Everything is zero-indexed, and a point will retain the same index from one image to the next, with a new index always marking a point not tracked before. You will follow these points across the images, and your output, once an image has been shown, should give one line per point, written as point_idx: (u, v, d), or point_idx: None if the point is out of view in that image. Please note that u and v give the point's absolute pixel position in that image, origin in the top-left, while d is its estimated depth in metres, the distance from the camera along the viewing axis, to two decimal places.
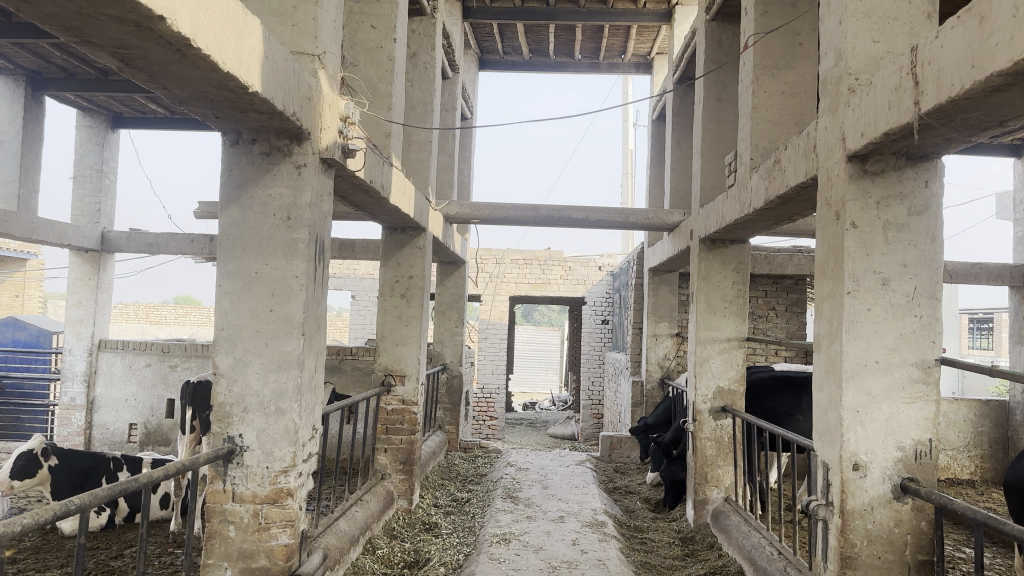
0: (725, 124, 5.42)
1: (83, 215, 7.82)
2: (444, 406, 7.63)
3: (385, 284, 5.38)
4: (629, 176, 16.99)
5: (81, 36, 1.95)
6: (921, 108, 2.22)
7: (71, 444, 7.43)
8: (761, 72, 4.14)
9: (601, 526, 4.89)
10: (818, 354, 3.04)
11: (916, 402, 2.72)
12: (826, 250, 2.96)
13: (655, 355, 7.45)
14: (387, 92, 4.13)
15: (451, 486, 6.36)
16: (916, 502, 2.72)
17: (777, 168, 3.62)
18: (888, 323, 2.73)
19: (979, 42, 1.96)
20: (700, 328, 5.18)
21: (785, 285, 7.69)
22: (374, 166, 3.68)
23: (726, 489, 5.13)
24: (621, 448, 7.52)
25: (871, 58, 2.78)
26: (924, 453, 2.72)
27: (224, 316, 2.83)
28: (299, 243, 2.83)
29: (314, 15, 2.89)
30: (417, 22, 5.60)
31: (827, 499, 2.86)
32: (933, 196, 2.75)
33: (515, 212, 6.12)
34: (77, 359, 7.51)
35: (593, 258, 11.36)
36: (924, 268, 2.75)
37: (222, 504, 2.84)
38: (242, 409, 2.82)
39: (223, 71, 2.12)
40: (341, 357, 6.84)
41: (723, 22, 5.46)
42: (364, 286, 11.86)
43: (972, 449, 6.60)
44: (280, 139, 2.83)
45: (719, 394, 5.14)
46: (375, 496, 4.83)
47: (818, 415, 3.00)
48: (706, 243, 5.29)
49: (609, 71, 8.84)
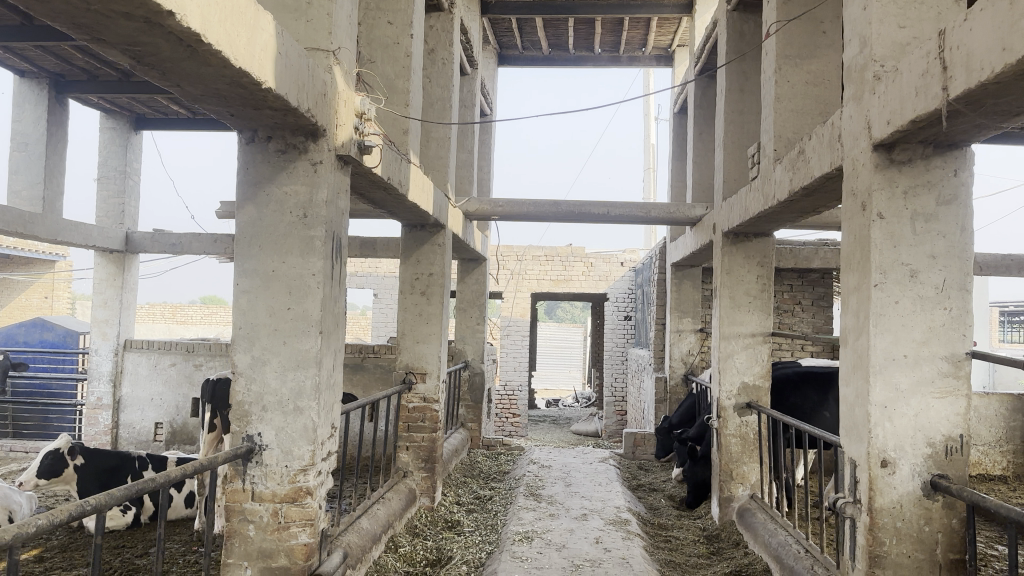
0: (747, 116, 5.33)
1: (107, 217, 7.90)
2: (466, 404, 7.61)
3: (405, 281, 5.36)
4: (651, 170, 16.84)
5: (92, 34, 1.95)
6: (949, 93, 2.15)
7: (98, 444, 7.51)
8: (784, 62, 4.07)
9: (625, 524, 4.85)
10: (844, 348, 2.97)
11: (946, 397, 2.64)
12: (852, 243, 2.90)
13: (678, 351, 7.37)
14: (404, 89, 4.10)
15: (473, 483, 6.34)
16: (947, 500, 2.64)
17: (801, 158, 3.55)
18: (917, 316, 2.66)
19: (1009, 24, 1.89)
20: (724, 323, 5.11)
21: (811, 279, 7.58)
22: (392, 163, 3.65)
23: (752, 486, 5.06)
24: (645, 445, 7.46)
25: (897, 44, 2.71)
26: (955, 450, 2.64)
27: (242, 314, 2.83)
28: (316, 240, 2.81)
29: (329, 11, 2.88)
30: (435, 18, 5.58)
31: (855, 497, 2.80)
32: (962, 185, 2.66)
33: (535, 209, 6.07)
34: (103, 358, 7.57)
35: (615, 253, 11.28)
36: (954, 258, 2.67)
37: (242, 503, 2.83)
38: (261, 407, 2.81)
39: (235, 66, 2.11)
40: (363, 355, 6.84)
41: (745, 12, 5.36)
42: (386, 284, 11.87)
43: (1004, 444, 6.47)
44: (296, 136, 2.82)
45: (744, 390, 5.07)
46: (396, 494, 4.81)
47: (845, 411, 2.94)
48: (729, 237, 5.22)
49: (629, 64, 8.77)
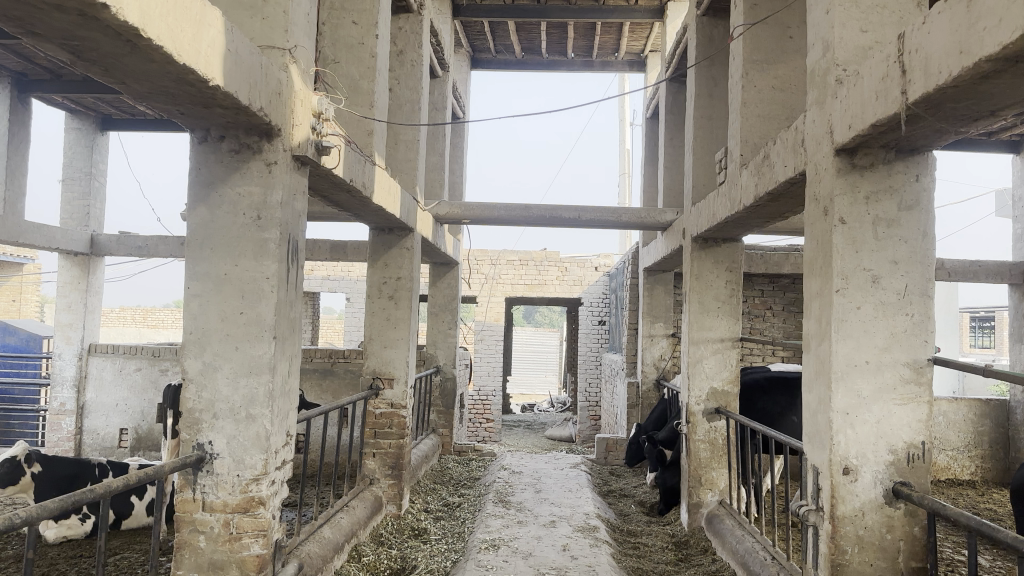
0: (717, 121, 5.32)
1: (72, 219, 7.74)
2: (438, 409, 7.54)
3: (373, 286, 5.28)
4: (627, 176, 16.86)
5: (26, 27, 1.87)
6: (908, 97, 2.13)
7: (61, 450, 7.34)
8: (752, 66, 4.05)
9: (593, 531, 4.80)
10: (808, 354, 2.94)
11: (908, 403, 2.62)
12: (815, 248, 2.88)
13: (650, 356, 7.36)
14: (368, 90, 4.03)
15: (443, 490, 6.27)
16: (909, 508, 2.63)
17: (767, 163, 3.53)
18: (879, 322, 2.64)
19: (967, 27, 1.86)
20: (693, 329, 5.09)
21: (782, 285, 7.60)
22: (354, 164, 3.58)
23: (720, 492, 5.04)
24: (617, 450, 7.43)
25: (859, 48, 2.69)
26: (916, 456, 2.63)
27: (194, 319, 2.75)
28: (269, 243, 2.74)
29: (285, 8, 2.81)
30: (404, 19, 5.51)
31: (818, 504, 2.77)
32: (924, 190, 2.65)
33: (506, 212, 6.01)
34: (67, 363, 7.42)
35: (590, 258, 11.29)
36: (916, 264, 2.65)
37: (192, 513, 2.75)
38: (212, 415, 2.73)
39: (179, 63, 2.04)
40: (332, 360, 6.74)
41: (715, 16, 5.37)
42: (359, 288, 11.78)
43: (972, 449, 6.51)
44: (250, 136, 2.75)
45: (713, 396, 5.05)
46: (361, 502, 4.73)
47: (807, 417, 2.91)
48: (698, 242, 5.19)
49: (602, 69, 8.76)
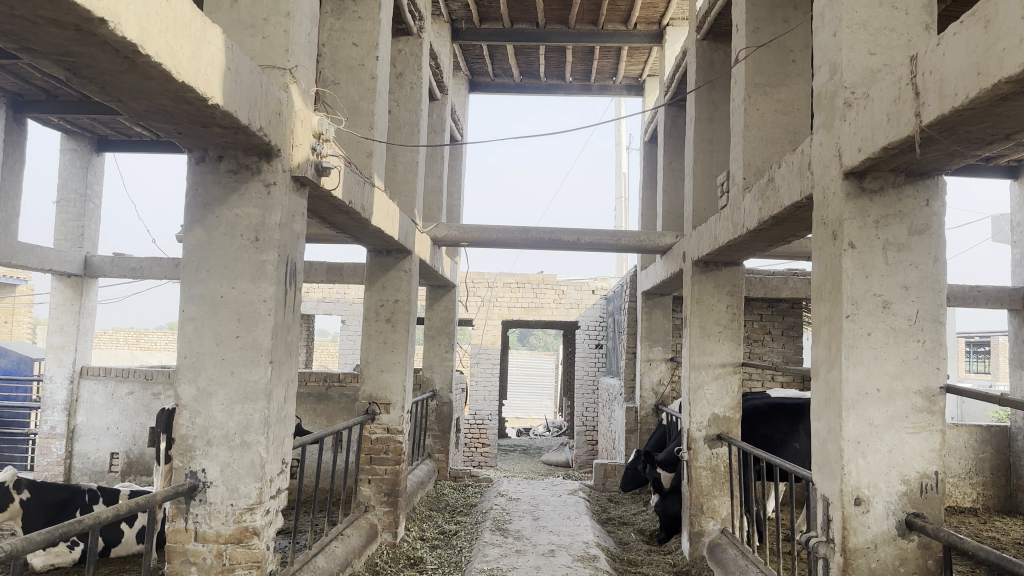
0: (717, 144, 5.30)
1: (65, 240, 7.66)
2: (433, 434, 7.42)
3: (370, 309, 5.21)
4: (623, 200, 16.86)
5: (20, 42, 1.81)
6: (922, 119, 2.09)
7: (50, 475, 7.20)
8: (754, 90, 4.03)
9: (593, 560, 4.70)
10: (816, 381, 2.88)
11: (921, 432, 2.56)
12: (823, 273, 2.83)
13: (649, 381, 7.28)
14: (368, 111, 3.99)
15: (439, 518, 6.16)
16: (923, 540, 2.55)
17: (771, 186, 3.49)
18: (890, 349, 2.58)
19: (985, 48, 1.83)
20: (694, 353, 5.03)
21: (781, 309, 7.55)
22: (353, 187, 3.53)
23: (722, 520, 4.95)
24: (615, 476, 7.33)
25: (867, 71, 2.66)
26: (929, 487, 2.56)
27: (189, 342, 2.68)
28: (267, 265, 2.68)
29: (286, 28, 2.78)
30: (404, 42, 5.51)
31: (828, 535, 2.69)
32: (934, 215, 2.61)
33: (504, 235, 5.94)
34: (58, 386, 7.32)
35: (587, 281, 11.23)
36: (926, 290, 2.61)
37: (184, 543, 2.66)
38: (205, 441, 2.66)
39: (178, 81, 1.99)
40: (327, 383, 6.66)
41: (715, 40, 5.38)
42: (354, 311, 11.70)
43: (974, 476, 6.42)
44: (249, 156, 2.70)
45: (714, 422, 4.98)
46: (356, 530, 4.63)
47: (817, 446, 2.84)
48: (699, 265, 5.14)
49: (600, 93, 8.78)
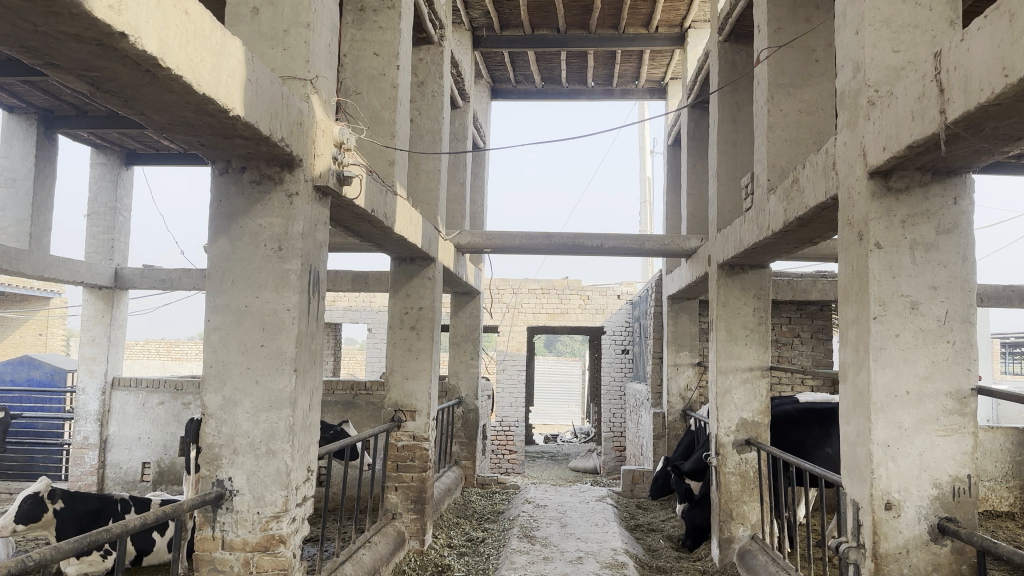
0: (741, 146, 5.26)
1: (96, 252, 7.80)
2: (460, 441, 7.41)
3: (394, 317, 5.23)
4: (648, 204, 16.78)
5: (45, 59, 1.84)
6: (947, 116, 2.06)
7: (84, 485, 7.30)
8: (777, 90, 4.01)
9: (621, 567, 4.66)
10: (845, 384, 2.83)
11: (952, 435, 2.51)
12: (850, 274, 2.79)
13: (676, 386, 7.23)
14: (390, 120, 4.01)
15: (466, 525, 6.16)
16: (956, 545, 2.49)
17: (795, 187, 3.45)
18: (919, 350, 2.54)
19: (1010, 42, 1.79)
20: (721, 358, 4.98)
21: (809, 311, 7.46)
22: (376, 195, 3.55)
23: (752, 526, 4.88)
24: (643, 482, 7.27)
25: (891, 69, 2.62)
26: (962, 491, 2.50)
27: (214, 351, 2.72)
28: (291, 274, 2.70)
29: (306, 38, 2.80)
30: (425, 51, 5.55)
31: (858, 541, 2.64)
32: (963, 213, 2.56)
33: (528, 241, 5.93)
34: (90, 397, 7.42)
35: (612, 286, 11.19)
36: (956, 290, 2.56)
37: (211, 552, 2.68)
38: (231, 450, 2.68)
39: (199, 93, 2.01)
40: (354, 392, 6.68)
41: (737, 42, 5.35)
42: (380, 319, 11.76)
43: (1011, 479, 6.29)
44: (271, 166, 2.73)
45: (743, 427, 4.93)
46: (383, 537, 4.64)
47: (847, 450, 2.80)
48: (724, 268, 5.10)
49: (622, 97, 8.77)
